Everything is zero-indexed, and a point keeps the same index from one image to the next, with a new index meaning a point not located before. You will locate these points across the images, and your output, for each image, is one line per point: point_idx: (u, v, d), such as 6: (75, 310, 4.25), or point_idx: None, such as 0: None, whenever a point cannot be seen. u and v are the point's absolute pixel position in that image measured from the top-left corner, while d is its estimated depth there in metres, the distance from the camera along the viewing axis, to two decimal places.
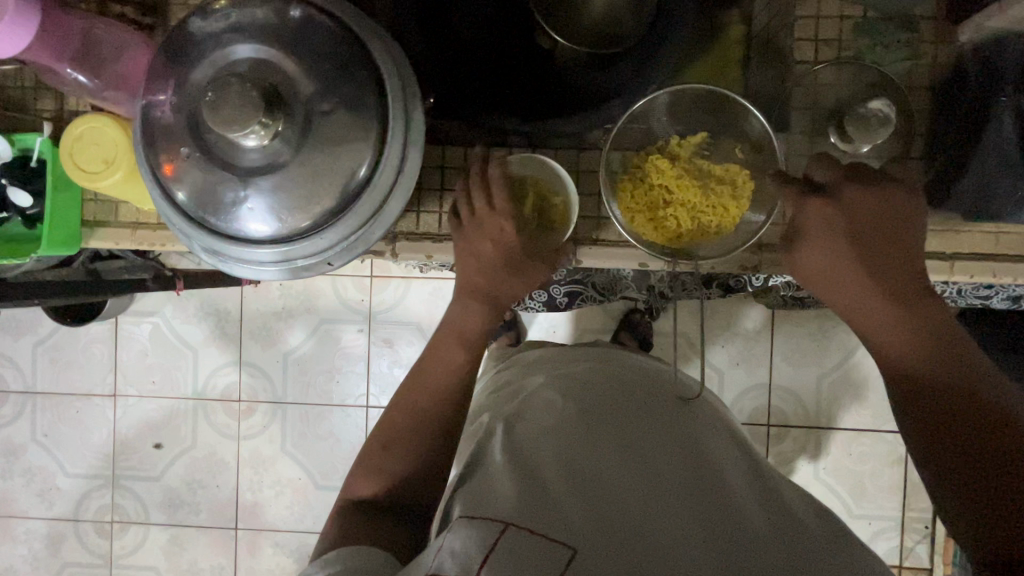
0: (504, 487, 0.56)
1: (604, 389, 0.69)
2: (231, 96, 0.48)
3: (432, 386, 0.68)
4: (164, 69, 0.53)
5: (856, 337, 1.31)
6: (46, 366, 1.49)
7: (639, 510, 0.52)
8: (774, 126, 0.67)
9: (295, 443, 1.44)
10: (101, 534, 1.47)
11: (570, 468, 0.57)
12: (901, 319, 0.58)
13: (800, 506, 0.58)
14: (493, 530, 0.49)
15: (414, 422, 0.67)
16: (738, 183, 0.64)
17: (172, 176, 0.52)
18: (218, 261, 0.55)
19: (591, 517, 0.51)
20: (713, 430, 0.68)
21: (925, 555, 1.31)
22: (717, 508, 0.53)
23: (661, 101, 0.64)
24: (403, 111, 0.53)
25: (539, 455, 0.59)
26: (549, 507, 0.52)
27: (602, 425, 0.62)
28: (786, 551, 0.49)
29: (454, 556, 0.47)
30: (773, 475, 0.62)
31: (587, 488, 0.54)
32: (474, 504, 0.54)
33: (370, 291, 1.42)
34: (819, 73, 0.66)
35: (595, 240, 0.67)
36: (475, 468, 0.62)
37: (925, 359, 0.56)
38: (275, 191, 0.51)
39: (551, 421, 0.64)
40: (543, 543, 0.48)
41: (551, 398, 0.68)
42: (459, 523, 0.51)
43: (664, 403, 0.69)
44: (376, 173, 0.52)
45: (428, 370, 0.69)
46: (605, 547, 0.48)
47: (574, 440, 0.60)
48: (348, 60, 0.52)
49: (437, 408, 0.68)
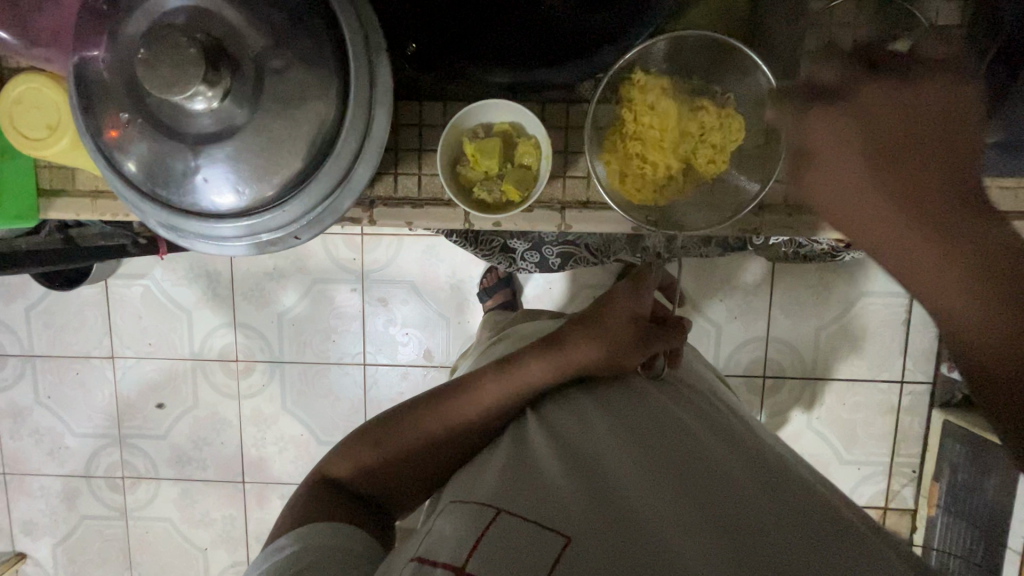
0: (495, 475, 0.56)
1: (618, 397, 0.66)
2: (167, 53, 0.42)
3: (464, 413, 0.69)
4: (96, 21, 0.47)
5: (856, 290, 1.29)
6: (41, 330, 1.48)
7: (640, 501, 0.50)
8: (782, 72, 0.61)
9: (296, 401, 1.45)
10: (114, 489, 1.52)
11: (571, 463, 0.56)
12: (928, 240, 0.45)
13: (794, 475, 0.55)
14: (486, 516, 0.50)
15: (410, 416, 0.69)
16: (729, 130, 0.58)
17: (117, 144, 0.48)
18: (176, 236, 0.51)
19: (587, 504, 0.50)
20: (722, 418, 0.66)
21: (911, 498, 1.34)
22: (717, 493, 0.51)
23: (659, 49, 0.58)
24: (366, 68, 0.47)
25: (539, 453, 0.59)
26: (541, 497, 0.52)
27: (617, 428, 0.60)
28: (798, 537, 0.46)
29: (447, 542, 0.49)
30: (769, 451, 0.60)
31: (589, 481, 0.53)
32: (469, 490, 0.57)
33: (362, 250, 1.38)
34: (837, 9, 0.60)
35: (584, 203, 0.63)
36: (475, 470, 0.61)
37: (966, 289, 0.44)
38: (230, 160, 0.47)
39: (558, 425, 0.63)
40: (536, 534, 0.48)
41: (566, 404, 0.67)
42: (451, 509, 0.54)
43: (673, 403, 0.66)
44: (340, 136, 0.47)
45: (456, 394, 0.70)
46: (602, 535, 0.47)
47: (581, 445, 0.59)
48: (300, 9, 0.46)
49: (445, 430, 0.69)
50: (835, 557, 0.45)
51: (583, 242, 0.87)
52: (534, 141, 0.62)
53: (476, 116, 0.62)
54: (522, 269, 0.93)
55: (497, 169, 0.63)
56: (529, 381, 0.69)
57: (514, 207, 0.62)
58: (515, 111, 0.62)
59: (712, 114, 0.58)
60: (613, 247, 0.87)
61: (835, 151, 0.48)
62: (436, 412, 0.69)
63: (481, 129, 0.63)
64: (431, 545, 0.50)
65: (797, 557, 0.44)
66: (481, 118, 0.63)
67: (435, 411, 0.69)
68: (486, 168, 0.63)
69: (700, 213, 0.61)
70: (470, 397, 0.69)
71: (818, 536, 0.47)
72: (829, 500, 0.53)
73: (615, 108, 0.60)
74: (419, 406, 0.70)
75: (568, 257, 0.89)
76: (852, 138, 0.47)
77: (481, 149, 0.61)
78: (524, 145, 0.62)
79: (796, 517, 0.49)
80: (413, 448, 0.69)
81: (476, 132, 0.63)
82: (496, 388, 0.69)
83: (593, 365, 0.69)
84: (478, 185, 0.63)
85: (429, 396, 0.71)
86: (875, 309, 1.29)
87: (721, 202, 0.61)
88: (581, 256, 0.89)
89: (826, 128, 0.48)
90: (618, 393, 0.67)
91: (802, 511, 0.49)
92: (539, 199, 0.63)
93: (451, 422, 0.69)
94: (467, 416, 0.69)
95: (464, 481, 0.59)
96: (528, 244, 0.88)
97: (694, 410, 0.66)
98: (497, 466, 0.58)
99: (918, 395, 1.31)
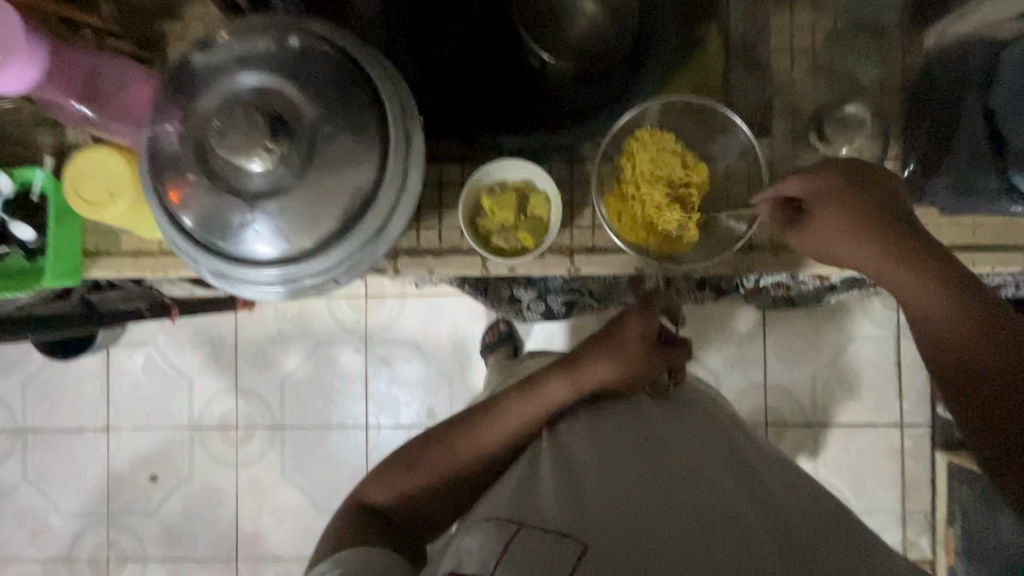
0: (522, 493, 0.57)
1: (618, 419, 0.68)
2: (238, 124, 0.50)
3: (489, 436, 0.71)
4: (169, 99, 0.54)
5: (844, 334, 1.34)
6: (36, 403, 1.46)
7: (646, 513, 0.52)
8: (758, 131, 0.70)
9: (295, 468, 1.43)
10: (97, 573, 1.44)
11: (576, 481, 0.57)
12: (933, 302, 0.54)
13: (779, 484, 0.58)
14: (507, 530, 0.52)
15: (439, 439, 0.71)
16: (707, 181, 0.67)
17: (179, 204, 0.53)
18: (224, 283, 0.56)
19: (597, 518, 0.51)
20: (713, 434, 0.68)
21: (927, 546, 1.32)
22: (714, 507, 0.53)
23: (653, 112, 0.67)
24: (403, 134, 0.54)
25: (545, 475, 0.60)
26: (551, 511, 0.53)
27: (617, 451, 0.62)
28: (792, 542, 0.49)
29: (472, 554, 0.51)
30: (751, 459, 0.63)
31: (593, 499, 0.54)
32: (488, 509, 0.58)
33: (365, 311, 1.43)
34: (796, 81, 0.70)
35: (590, 248, 0.69)
36: (486, 497, 0.61)
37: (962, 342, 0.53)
38: (281, 214, 0.53)
39: (564, 447, 0.64)
40: (555, 541, 0.49)
41: (572, 426, 0.68)
42: (474, 526, 0.55)
43: (666, 422, 0.68)
44: (379, 192, 0.53)
45: (480, 415, 0.72)
46: (615, 544, 0.48)
47: (584, 464, 0.60)
48: (348, 86, 0.54)
49: (474, 451, 0.71)
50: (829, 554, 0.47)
51: (587, 289, 0.93)
52: (545, 195, 0.68)
53: (492, 174, 0.68)
54: (529, 316, 1.01)
55: (513, 220, 0.68)
56: (550, 399, 0.72)
57: (528, 256, 0.68)
58: (528, 168, 0.68)
59: (693, 168, 0.67)
60: (614, 292, 0.91)
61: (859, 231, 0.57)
62: (466, 435, 0.71)
63: (496, 184, 0.69)
64: (458, 559, 0.52)
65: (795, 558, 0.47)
66: (496, 175, 0.69)
67: (462, 432, 0.71)
68: (502, 220, 0.69)
69: (693, 252, 0.68)
70: (496, 417, 0.72)
71: (812, 538, 0.49)
72: (826, 502, 0.56)
73: (614, 165, 0.68)
74: (447, 428, 0.72)
75: (572, 303, 0.96)
76: (864, 226, 0.57)
77: (498, 204, 0.68)
78: (536, 198, 0.68)
79: (788, 519, 0.51)
80: (442, 471, 0.70)
81: (492, 189, 0.69)
82: (521, 405, 0.72)
83: (612, 383, 0.73)
84: (494, 235, 0.69)
85: (457, 417, 0.73)
86: (864, 352, 1.34)
87: (713, 243, 0.68)
88: (584, 301, 0.95)
89: (849, 212, 0.57)
90: (619, 414, 0.69)
91: (799, 521, 0.51)
92: (550, 246, 0.68)
93: (478, 441, 0.71)
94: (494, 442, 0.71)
95: (481, 505, 0.60)
96: (534, 292, 0.93)
97: (690, 427, 0.68)
98: (510, 489, 0.60)
99: (918, 438, 1.33)
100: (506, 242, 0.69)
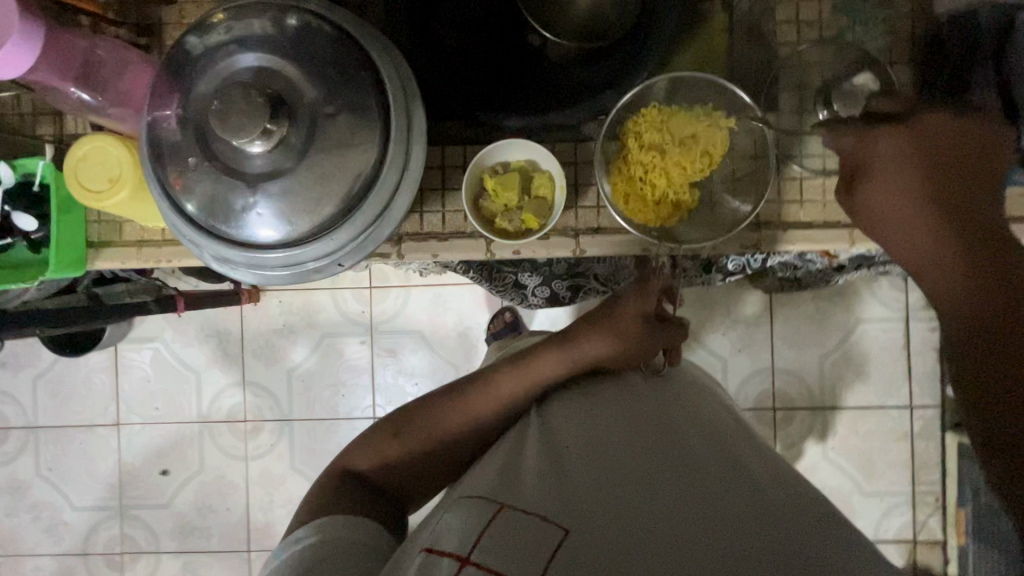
0: (513, 475, 0.57)
1: (610, 395, 0.68)
2: (238, 102, 0.49)
3: (478, 408, 0.73)
4: (168, 82, 0.54)
5: (853, 316, 1.33)
6: (46, 400, 1.47)
7: (630, 495, 0.52)
8: (764, 106, 0.69)
9: (304, 460, 1.43)
10: (111, 566, 1.46)
11: (563, 462, 0.58)
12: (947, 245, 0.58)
13: (762, 471, 0.58)
14: (487, 511, 0.53)
15: (429, 409, 0.74)
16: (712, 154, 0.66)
17: (182, 189, 0.53)
18: (227, 268, 0.56)
19: (579, 499, 0.52)
20: (703, 414, 0.68)
21: (938, 528, 1.32)
22: (700, 491, 0.53)
23: (659, 87, 0.66)
24: (405, 113, 0.53)
25: (530, 456, 0.60)
26: (534, 492, 0.54)
27: (607, 428, 0.62)
28: (770, 530, 0.49)
29: (453, 532, 0.52)
30: (738, 445, 0.63)
31: (577, 478, 0.55)
32: (469, 487, 0.60)
33: (370, 303, 1.42)
34: (803, 53, 0.68)
35: (596, 229, 0.68)
36: (471, 476, 0.62)
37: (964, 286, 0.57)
38: (284, 195, 0.52)
39: (552, 428, 0.64)
40: (536, 527, 0.50)
41: (564, 405, 0.68)
42: (457, 503, 0.57)
43: (658, 399, 0.68)
44: (382, 171, 0.53)
45: (470, 389, 0.74)
46: (597, 526, 0.49)
47: (573, 442, 0.60)
48: (348, 64, 0.53)
49: (462, 422, 0.73)
50: (805, 544, 0.48)
51: (592, 272, 0.92)
52: (548, 175, 0.67)
53: (496, 155, 0.69)
54: (532, 302, 0.99)
55: (517, 200, 0.68)
56: (538, 373, 0.73)
57: (532, 237, 0.68)
58: (530, 149, 0.68)
59: (699, 142, 0.66)
60: (620, 275, 0.90)
61: (898, 169, 0.60)
62: (456, 407, 0.73)
63: (501, 165, 0.70)
64: (439, 534, 0.53)
65: (772, 545, 0.47)
66: (501, 155, 0.69)
67: (452, 402, 0.74)
68: (506, 201, 0.68)
69: (694, 228, 0.68)
70: (486, 391, 0.74)
71: (796, 539, 0.48)
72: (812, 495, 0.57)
73: (618, 143, 0.67)
74: (438, 398, 0.75)
75: (577, 288, 0.94)
76: (908, 165, 0.60)
77: (501, 184, 0.68)
78: (540, 178, 0.68)
79: (775, 518, 0.50)
80: (428, 441, 0.73)
81: (495, 169, 0.69)
82: (511, 380, 0.74)
83: (601, 359, 0.73)
84: (499, 216, 0.69)
85: (448, 389, 0.76)
86: (873, 333, 1.33)
87: (720, 221, 0.67)
88: (590, 286, 0.93)
89: (893, 151, 0.61)
90: (610, 392, 0.69)
91: (780, 508, 0.52)
92: (554, 228, 0.67)
93: (467, 412, 0.73)
94: (485, 416, 0.73)
95: (466, 483, 0.61)
96: (539, 278, 0.92)
97: (681, 408, 0.68)
98: (496, 469, 0.60)
99: (929, 420, 1.32)
100: (510, 222, 0.69)
